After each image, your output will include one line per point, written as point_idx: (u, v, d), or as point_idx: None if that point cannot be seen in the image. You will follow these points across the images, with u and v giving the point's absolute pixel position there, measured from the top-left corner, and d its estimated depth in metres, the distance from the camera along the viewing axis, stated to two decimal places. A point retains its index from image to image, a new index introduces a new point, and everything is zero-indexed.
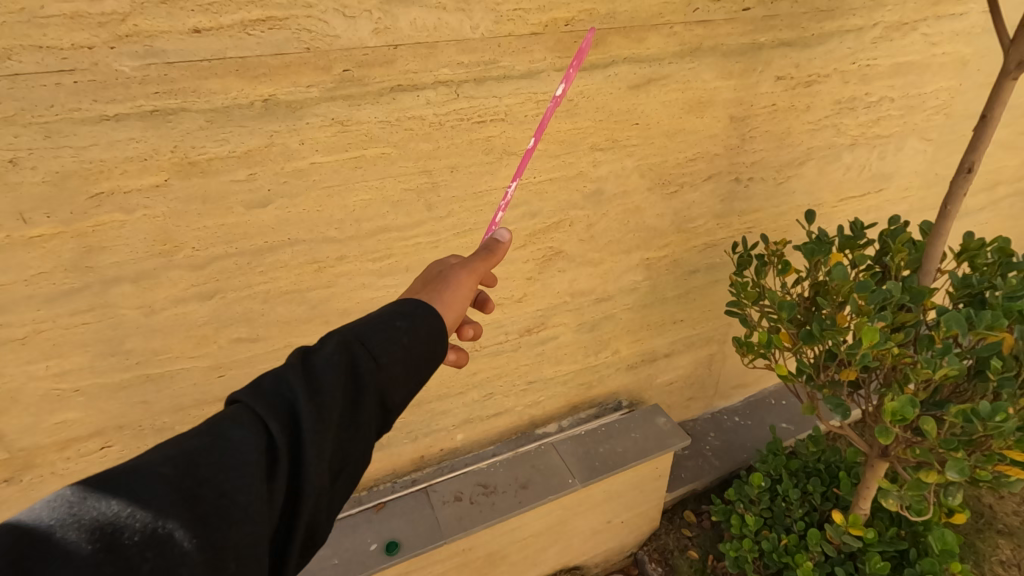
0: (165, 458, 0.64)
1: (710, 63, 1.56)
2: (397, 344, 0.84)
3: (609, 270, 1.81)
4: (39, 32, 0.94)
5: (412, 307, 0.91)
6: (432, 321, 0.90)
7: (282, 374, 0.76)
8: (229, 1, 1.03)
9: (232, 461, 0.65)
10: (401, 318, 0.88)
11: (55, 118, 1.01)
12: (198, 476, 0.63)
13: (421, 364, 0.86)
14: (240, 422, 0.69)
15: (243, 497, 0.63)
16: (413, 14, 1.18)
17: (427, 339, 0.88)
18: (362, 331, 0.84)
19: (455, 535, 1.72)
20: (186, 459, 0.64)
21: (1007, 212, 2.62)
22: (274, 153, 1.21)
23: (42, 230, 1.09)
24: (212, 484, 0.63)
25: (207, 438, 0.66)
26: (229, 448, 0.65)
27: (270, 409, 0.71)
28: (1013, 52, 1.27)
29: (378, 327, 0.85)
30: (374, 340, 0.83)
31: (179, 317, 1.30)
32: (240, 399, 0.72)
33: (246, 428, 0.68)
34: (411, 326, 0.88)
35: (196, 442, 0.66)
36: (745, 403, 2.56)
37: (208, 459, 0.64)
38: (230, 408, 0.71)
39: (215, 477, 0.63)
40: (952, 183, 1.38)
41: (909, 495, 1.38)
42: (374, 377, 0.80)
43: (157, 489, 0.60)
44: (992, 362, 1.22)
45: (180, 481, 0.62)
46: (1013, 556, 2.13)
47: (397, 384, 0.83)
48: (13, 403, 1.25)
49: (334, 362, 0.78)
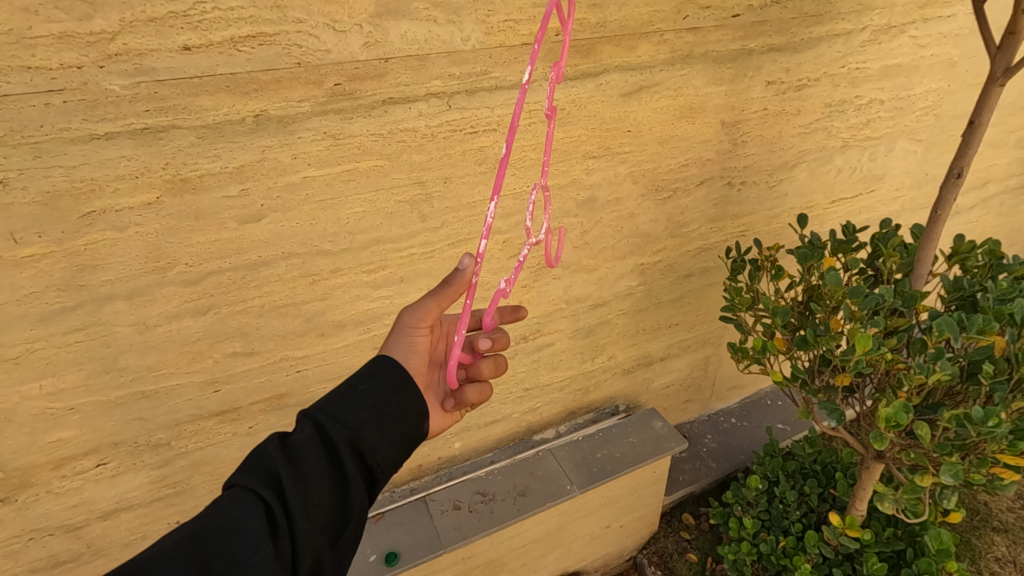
0: (176, 541, 0.75)
1: (701, 70, 1.57)
2: (363, 407, 0.92)
3: (604, 276, 1.82)
4: (28, 53, 0.94)
5: (371, 363, 0.99)
6: (396, 377, 0.97)
7: (264, 448, 0.85)
8: (219, 18, 1.03)
9: (233, 534, 0.77)
10: (363, 379, 0.96)
11: (44, 137, 1.00)
12: (207, 551, 0.75)
13: (394, 417, 0.94)
14: (236, 497, 0.80)
15: (249, 562, 0.75)
16: (403, 28, 1.18)
17: (393, 394, 0.95)
18: (329, 400, 0.93)
19: (454, 544, 1.71)
20: (195, 538, 0.76)
21: (998, 210, 2.64)
22: (266, 168, 1.20)
23: (33, 249, 1.09)
24: (222, 555, 0.75)
25: (209, 518, 0.78)
26: (229, 524, 0.77)
27: (259, 482, 0.81)
28: (1000, 58, 1.29)
29: (344, 394, 0.94)
30: (342, 405, 0.92)
31: (172, 333, 1.30)
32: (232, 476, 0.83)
33: (238, 504, 0.79)
34: (373, 384, 0.95)
35: (200, 522, 0.77)
36: (742, 404, 2.57)
37: (213, 534, 0.76)
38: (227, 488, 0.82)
39: (222, 550, 0.75)
40: (942, 187, 1.40)
41: (904, 498, 1.39)
42: (348, 438, 0.89)
43: (174, 567, 0.72)
44: (984, 367, 1.24)
45: (192, 556, 0.74)
46: (1008, 552, 2.15)
47: (373, 441, 0.91)
48: (7, 424, 1.24)
49: (307, 433, 0.87)
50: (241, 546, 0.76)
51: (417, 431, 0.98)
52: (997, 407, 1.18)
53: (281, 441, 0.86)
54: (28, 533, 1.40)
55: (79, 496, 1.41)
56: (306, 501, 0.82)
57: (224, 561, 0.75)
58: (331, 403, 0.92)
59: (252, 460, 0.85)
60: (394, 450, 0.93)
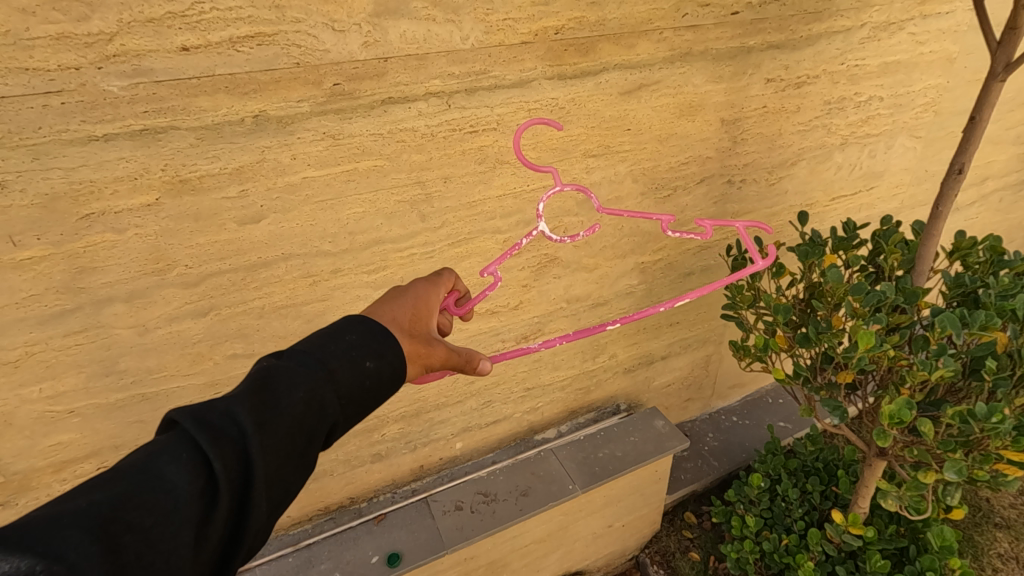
0: (90, 503, 0.60)
1: (701, 67, 1.57)
2: (359, 385, 0.85)
3: (605, 275, 1.81)
4: (25, 54, 0.93)
5: (381, 343, 0.89)
6: (395, 367, 0.90)
7: (232, 404, 0.73)
8: (217, 18, 1.03)
9: (165, 508, 0.62)
10: (369, 356, 0.87)
11: (43, 139, 1.00)
12: (124, 524, 0.60)
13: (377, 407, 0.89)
14: (178, 458, 0.66)
15: (167, 547, 0.61)
16: (402, 27, 1.17)
17: (387, 382, 0.89)
18: (321, 366, 0.82)
19: (455, 545, 1.70)
20: (117, 503, 0.60)
21: (997, 206, 2.64)
22: (266, 168, 1.20)
23: (32, 252, 1.08)
24: (140, 533, 0.60)
25: (139, 478, 0.63)
26: (163, 492, 0.63)
27: (222, 447, 0.69)
28: (1000, 54, 1.28)
29: (346, 362, 0.84)
30: (334, 376, 0.82)
31: (172, 335, 1.29)
32: (183, 426, 0.69)
33: (186, 472, 0.65)
34: (379, 367, 0.88)
35: (125, 485, 0.62)
36: (743, 403, 2.57)
37: (136, 503, 0.61)
38: (168, 439, 0.68)
39: (144, 525, 0.60)
40: (943, 184, 1.40)
41: (908, 495, 1.38)
42: (326, 417, 0.80)
43: (74, 539, 0.56)
44: (987, 363, 1.23)
45: (101, 528, 0.58)
46: (1010, 549, 2.15)
47: (342, 422, 0.84)
48: (6, 427, 1.23)
49: (295, 397, 0.77)
50: (170, 524, 0.62)
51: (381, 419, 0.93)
52: (1001, 403, 1.18)
53: (258, 398, 0.75)
54: None
55: None
56: (266, 477, 0.72)
57: (140, 539, 0.60)
58: (328, 368, 0.82)
59: (215, 415, 0.71)
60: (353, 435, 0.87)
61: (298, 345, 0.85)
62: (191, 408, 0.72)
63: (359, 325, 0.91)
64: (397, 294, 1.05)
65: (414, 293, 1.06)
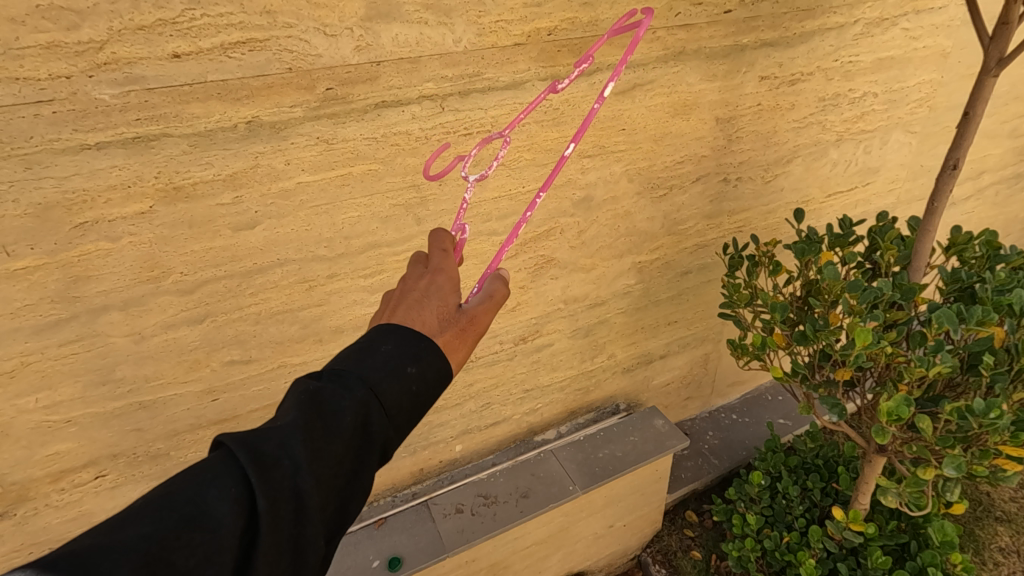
0: (140, 536, 0.58)
1: (695, 66, 1.56)
2: (407, 393, 0.78)
3: (602, 274, 1.81)
4: (16, 63, 0.93)
5: (418, 346, 0.82)
6: (441, 370, 0.83)
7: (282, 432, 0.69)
8: (208, 25, 1.02)
9: (207, 548, 0.60)
10: (412, 362, 0.80)
11: (34, 149, 0.99)
12: (168, 562, 0.58)
13: (424, 415, 0.81)
14: (226, 494, 0.63)
15: None
16: (394, 31, 1.17)
17: (438, 387, 0.83)
18: (373, 374, 0.77)
19: (457, 548, 1.70)
20: (163, 540, 0.59)
21: (993, 200, 2.64)
22: (261, 174, 1.20)
23: (26, 262, 1.07)
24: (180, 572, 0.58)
25: (186, 511, 0.62)
26: (207, 530, 0.61)
27: (273, 485, 0.66)
28: (993, 49, 1.28)
29: (387, 373, 0.78)
30: (387, 389, 0.77)
31: (169, 342, 1.29)
32: (231, 453, 0.67)
33: (232, 509, 0.63)
34: (423, 372, 0.80)
35: (172, 517, 0.61)
36: (742, 400, 2.57)
37: (180, 540, 0.59)
38: (217, 467, 0.66)
39: (186, 564, 0.59)
40: (939, 179, 1.39)
41: (908, 491, 1.37)
42: (382, 436, 0.76)
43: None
44: (984, 358, 1.23)
45: (145, 567, 0.57)
46: (1012, 542, 2.15)
47: (398, 434, 0.79)
48: (3, 437, 1.23)
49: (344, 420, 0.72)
50: (210, 566, 0.60)
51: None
52: (999, 398, 1.18)
53: (309, 426, 0.70)
54: (28, 546, 1.39)
55: (79, 509, 1.40)
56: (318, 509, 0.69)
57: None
58: (373, 385, 0.76)
59: (267, 447, 0.68)
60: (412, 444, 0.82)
61: (340, 362, 0.80)
62: (241, 437, 0.68)
63: (396, 333, 0.83)
64: (417, 290, 0.92)
65: (436, 283, 0.93)
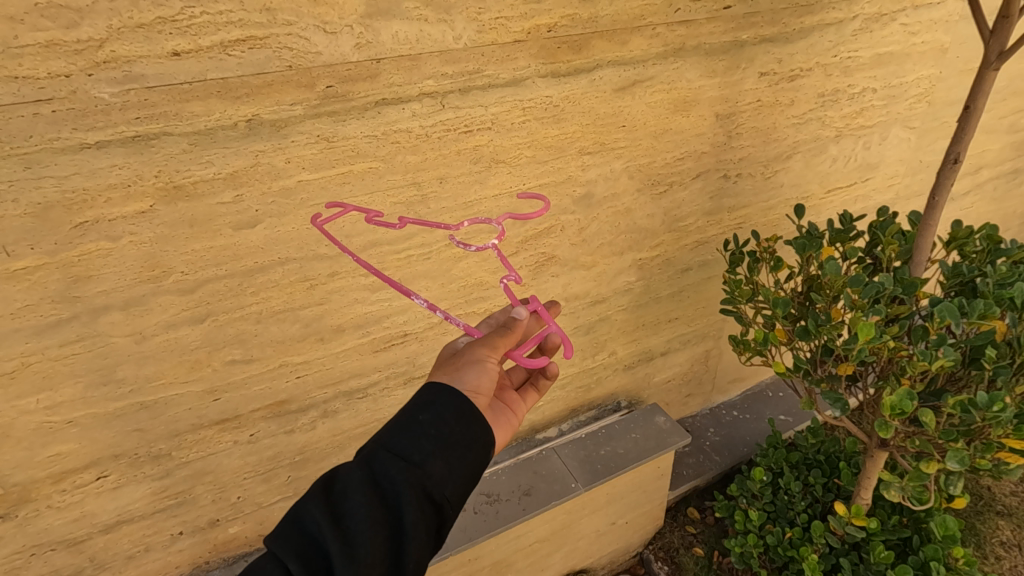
0: None
1: (694, 62, 1.56)
2: (424, 438, 0.89)
3: (603, 272, 1.81)
4: (14, 62, 0.92)
5: (431, 394, 0.95)
6: (458, 407, 0.93)
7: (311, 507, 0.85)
8: (208, 22, 1.02)
9: None
10: (425, 411, 0.93)
11: (33, 148, 0.99)
12: None
13: (454, 451, 0.90)
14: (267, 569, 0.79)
15: None
16: (394, 28, 1.17)
17: (454, 423, 0.92)
18: (388, 435, 0.90)
19: (460, 547, 1.70)
20: None
21: (992, 195, 2.65)
22: (261, 172, 1.19)
23: (26, 262, 1.07)
24: None
25: None
26: None
27: (306, 552, 0.81)
28: (993, 43, 1.28)
29: (397, 430, 0.91)
30: (401, 442, 0.89)
31: (170, 342, 1.28)
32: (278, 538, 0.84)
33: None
34: (435, 416, 0.92)
35: None
36: (743, 397, 2.57)
37: None
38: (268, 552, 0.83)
39: None
40: (941, 173, 1.39)
41: (911, 485, 1.38)
42: (411, 480, 0.86)
43: None
44: (986, 352, 1.23)
45: None
46: (1013, 536, 2.16)
47: (434, 477, 0.87)
48: (4, 439, 1.22)
49: (359, 480, 0.85)
50: None
51: (482, 461, 0.94)
52: (1001, 392, 1.18)
53: (331, 495, 0.85)
54: (30, 548, 1.39)
55: (80, 510, 1.40)
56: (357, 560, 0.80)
57: None
58: (386, 443, 0.89)
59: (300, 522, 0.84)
60: (461, 484, 0.90)
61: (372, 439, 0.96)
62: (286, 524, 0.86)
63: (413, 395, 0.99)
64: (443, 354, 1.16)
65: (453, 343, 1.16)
